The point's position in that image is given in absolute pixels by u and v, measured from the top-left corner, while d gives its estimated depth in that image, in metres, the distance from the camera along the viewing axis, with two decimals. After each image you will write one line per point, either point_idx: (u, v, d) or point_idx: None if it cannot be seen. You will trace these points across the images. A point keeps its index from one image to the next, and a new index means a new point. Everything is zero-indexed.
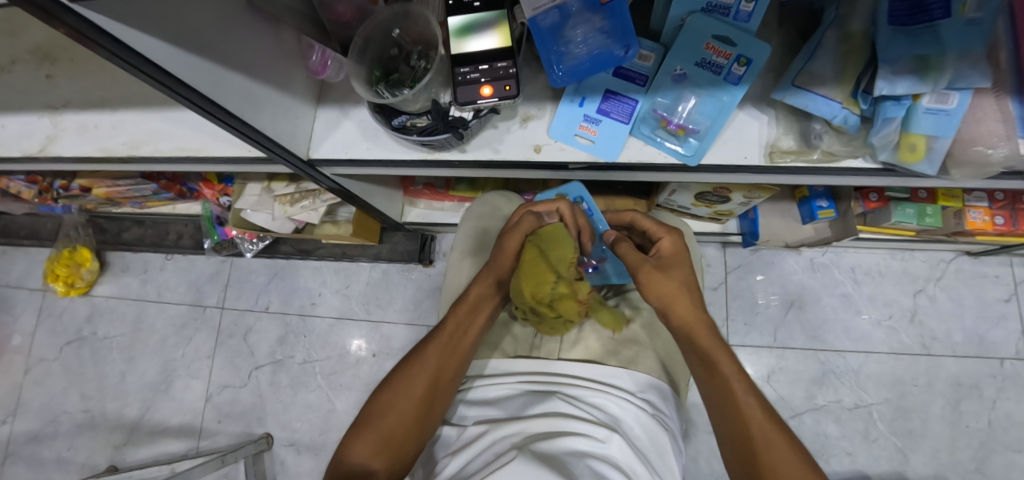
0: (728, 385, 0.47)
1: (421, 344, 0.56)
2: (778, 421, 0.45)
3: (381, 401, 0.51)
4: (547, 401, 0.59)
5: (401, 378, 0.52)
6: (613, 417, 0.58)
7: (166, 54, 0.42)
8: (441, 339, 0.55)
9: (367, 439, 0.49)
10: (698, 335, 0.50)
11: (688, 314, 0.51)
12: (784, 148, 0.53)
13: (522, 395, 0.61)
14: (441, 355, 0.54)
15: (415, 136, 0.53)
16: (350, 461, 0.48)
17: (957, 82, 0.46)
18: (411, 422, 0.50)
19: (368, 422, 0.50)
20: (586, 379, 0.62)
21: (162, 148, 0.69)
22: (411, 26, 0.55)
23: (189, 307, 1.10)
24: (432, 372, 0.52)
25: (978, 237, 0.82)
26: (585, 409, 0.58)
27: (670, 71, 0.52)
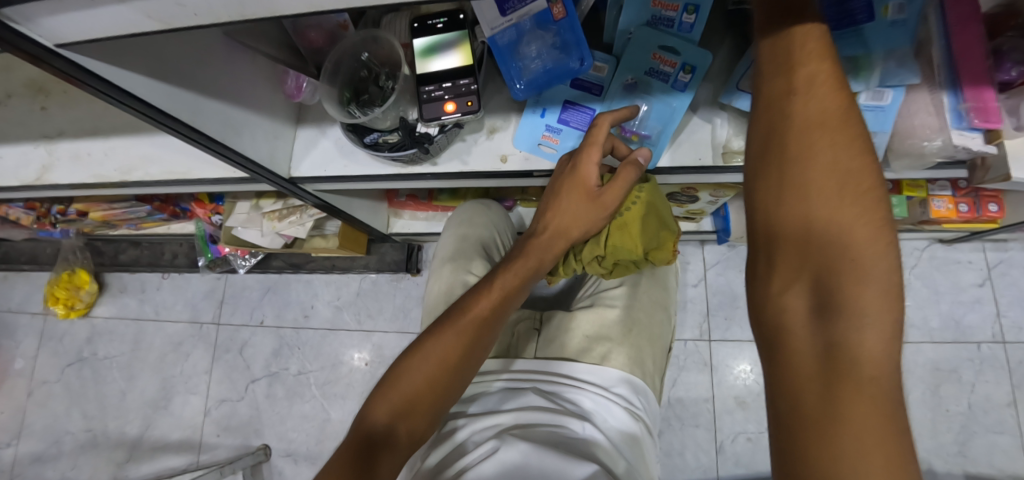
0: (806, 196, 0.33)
1: (462, 305, 0.53)
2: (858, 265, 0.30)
3: (411, 362, 0.49)
4: (522, 396, 0.62)
5: (433, 341, 0.50)
6: (586, 411, 0.62)
7: (149, 87, 0.46)
8: (483, 305, 0.52)
9: (390, 401, 0.47)
10: (809, 82, 0.35)
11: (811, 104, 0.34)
12: (735, 148, 0.55)
13: (498, 391, 0.64)
14: (476, 320, 0.51)
15: (385, 152, 0.56)
16: (371, 422, 0.46)
17: (889, 80, 0.49)
18: (439, 385, 0.48)
19: (403, 377, 0.48)
20: (561, 376, 0.65)
21: (152, 172, 0.72)
22: (379, 49, 0.58)
23: (186, 325, 1.13)
24: (471, 335, 0.50)
25: (944, 224, 0.85)
26: (559, 404, 0.61)
27: (623, 81, 0.56)
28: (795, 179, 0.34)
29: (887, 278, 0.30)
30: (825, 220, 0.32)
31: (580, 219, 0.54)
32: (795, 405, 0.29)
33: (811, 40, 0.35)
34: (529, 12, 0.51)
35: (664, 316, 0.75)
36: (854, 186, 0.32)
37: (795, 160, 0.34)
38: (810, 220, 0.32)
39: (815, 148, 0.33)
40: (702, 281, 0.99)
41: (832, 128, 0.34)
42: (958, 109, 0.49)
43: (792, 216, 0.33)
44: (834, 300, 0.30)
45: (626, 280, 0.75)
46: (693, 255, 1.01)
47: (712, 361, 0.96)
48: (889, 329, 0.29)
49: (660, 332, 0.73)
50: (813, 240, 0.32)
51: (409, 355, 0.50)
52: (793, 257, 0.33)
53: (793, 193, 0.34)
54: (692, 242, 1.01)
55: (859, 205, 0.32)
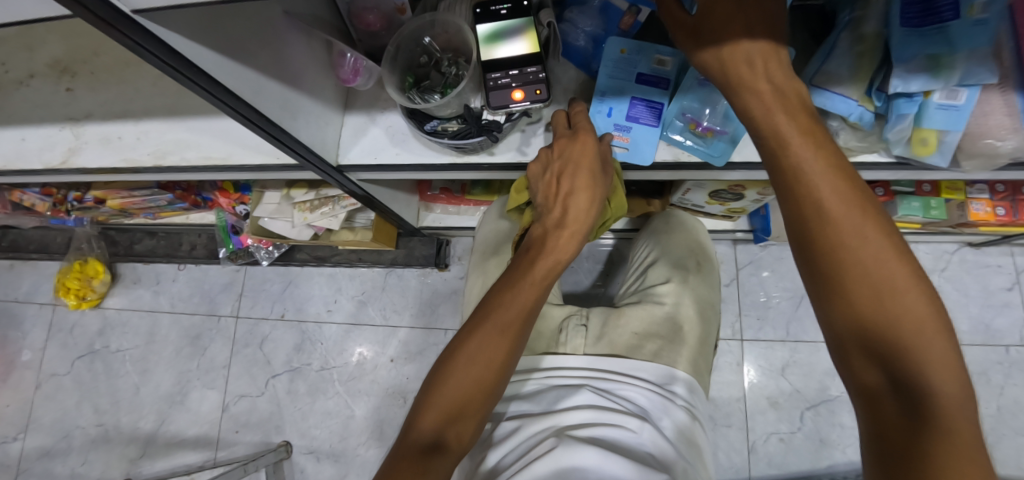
0: (855, 271, 0.33)
1: (490, 301, 0.50)
2: (912, 308, 0.32)
3: (450, 365, 0.46)
4: (578, 394, 0.61)
5: (475, 341, 0.46)
6: (641, 408, 0.62)
7: (214, 63, 0.44)
8: (521, 298, 0.49)
9: (439, 406, 0.44)
10: (792, 132, 0.37)
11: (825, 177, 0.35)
12: None
13: (551, 389, 0.63)
14: (520, 312, 0.48)
15: (448, 139, 0.54)
16: (417, 432, 0.44)
17: (967, 79, 0.48)
18: (485, 385, 0.45)
19: (446, 380, 0.45)
20: (613, 372, 0.65)
21: (188, 157, 0.70)
22: (440, 34, 0.57)
23: (203, 318, 1.10)
24: (517, 331, 0.47)
25: (981, 228, 0.85)
26: (615, 401, 0.61)
27: (694, 75, 0.55)
28: (837, 249, 0.34)
29: (942, 340, 0.31)
30: (886, 295, 0.32)
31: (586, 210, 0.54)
32: (894, 456, 0.30)
33: (766, 85, 0.38)
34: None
35: (713, 314, 0.74)
36: (887, 248, 0.33)
37: (813, 210, 0.35)
38: (864, 294, 0.33)
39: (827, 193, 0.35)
40: (734, 280, 0.99)
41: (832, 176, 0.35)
42: None
43: (837, 272, 0.34)
44: (895, 344, 0.31)
45: (674, 277, 0.75)
46: (725, 254, 1.01)
47: (744, 361, 0.95)
48: (951, 352, 0.31)
49: (708, 330, 0.73)
50: (857, 291, 0.33)
51: (451, 354, 0.47)
52: (854, 330, 0.33)
53: (839, 262, 0.34)
54: (723, 241, 1.01)
55: (900, 270, 0.33)
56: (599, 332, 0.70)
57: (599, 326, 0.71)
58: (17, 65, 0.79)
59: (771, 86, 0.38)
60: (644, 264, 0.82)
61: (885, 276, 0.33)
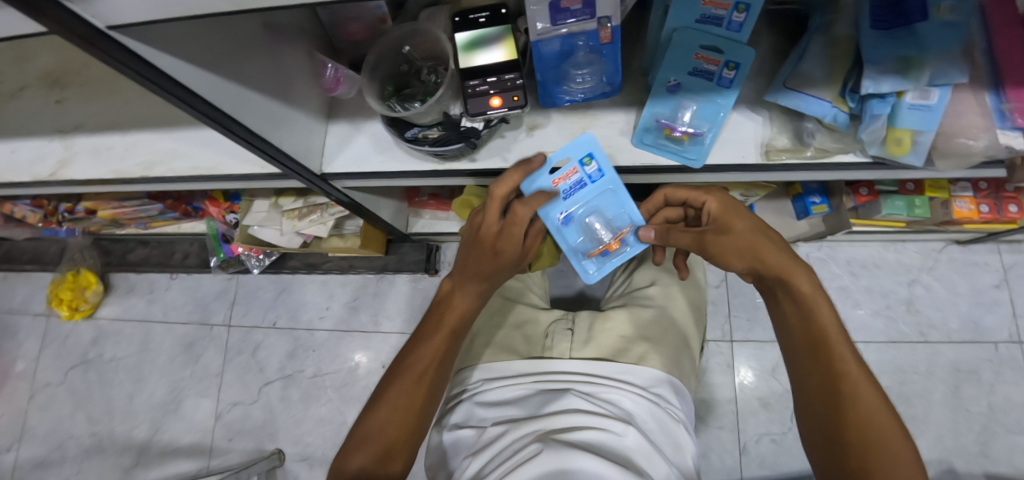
0: (856, 421, 0.44)
1: (413, 345, 0.55)
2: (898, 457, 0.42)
3: (375, 413, 0.51)
4: (562, 398, 0.62)
5: (396, 389, 0.52)
6: (626, 411, 0.63)
7: (195, 77, 0.45)
8: (437, 342, 0.54)
9: (369, 449, 0.49)
10: (817, 310, 0.49)
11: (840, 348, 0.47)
12: (779, 146, 0.56)
13: (536, 394, 0.65)
14: (434, 353, 0.53)
15: (428, 147, 0.55)
16: (348, 470, 0.48)
17: (938, 79, 0.48)
18: (409, 423, 0.50)
19: (369, 430, 0.50)
20: (597, 375, 0.65)
21: (176, 168, 0.70)
22: (420, 43, 0.57)
23: (197, 326, 1.10)
24: (434, 367, 0.53)
25: (966, 226, 0.86)
26: (599, 405, 0.62)
27: (665, 82, 0.55)
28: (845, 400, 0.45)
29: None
30: (878, 442, 0.42)
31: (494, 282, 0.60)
32: None
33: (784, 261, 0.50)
34: (581, 27, 0.52)
35: (698, 316, 0.76)
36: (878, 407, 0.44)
37: (828, 368, 0.46)
38: (866, 441, 0.43)
39: (842, 364, 0.46)
40: (723, 282, 1.00)
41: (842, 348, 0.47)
42: (1001, 109, 0.50)
43: (842, 422, 0.44)
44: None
45: (659, 279, 0.77)
46: None
47: (734, 362, 0.96)
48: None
49: (693, 332, 0.74)
50: (859, 435, 0.43)
51: (375, 403, 0.52)
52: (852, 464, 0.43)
53: (848, 412, 0.44)
54: None
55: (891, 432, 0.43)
56: (587, 335, 0.70)
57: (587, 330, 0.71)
58: (8, 77, 0.80)
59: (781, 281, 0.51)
60: (631, 267, 0.84)
61: (869, 426, 0.43)
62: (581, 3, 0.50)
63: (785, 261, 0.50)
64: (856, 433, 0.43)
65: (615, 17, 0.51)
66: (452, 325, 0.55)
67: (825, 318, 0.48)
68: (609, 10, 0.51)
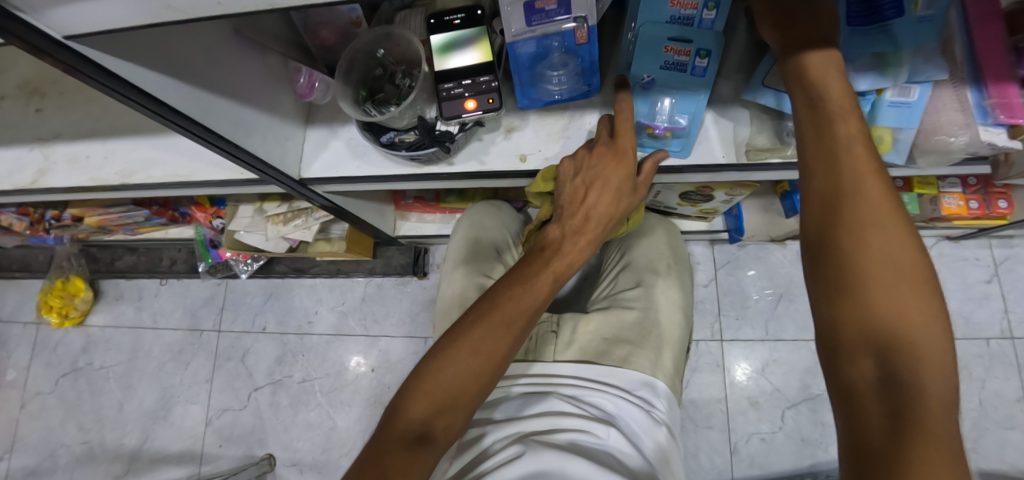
0: (862, 271, 0.33)
1: (504, 290, 0.48)
2: (914, 313, 0.32)
3: (448, 352, 0.45)
4: (545, 401, 0.62)
5: (476, 329, 0.46)
6: (609, 414, 0.62)
7: (160, 85, 0.44)
8: (538, 289, 0.48)
9: (427, 393, 0.44)
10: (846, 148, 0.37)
11: (863, 187, 0.35)
12: (759, 146, 0.55)
13: (519, 396, 0.64)
14: (529, 296, 0.48)
15: (403, 151, 0.55)
16: (405, 420, 0.43)
17: (917, 75, 0.49)
18: (480, 377, 0.44)
19: (435, 367, 0.45)
20: (581, 379, 0.65)
21: (154, 175, 0.70)
22: (394, 47, 0.57)
23: (186, 333, 1.10)
24: (520, 327, 0.46)
25: (955, 222, 0.85)
26: (581, 407, 0.61)
27: (639, 80, 0.53)
28: (850, 258, 0.34)
29: (940, 355, 0.30)
30: (885, 302, 0.32)
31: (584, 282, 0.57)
32: (869, 456, 0.29)
33: (861, 160, 0.36)
34: (554, 28, 0.51)
35: (681, 317, 0.74)
36: (907, 259, 0.33)
37: (842, 211, 0.35)
38: (870, 297, 0.33)
39: (864, 209, 0.35)
40: (712, 281, 0.99)
41: (904, 263, 0.33)
42: (983, 105, 0.49)
43: (845, 277, 0.34)
44: (895, 347, 0.31)
45: (643, 280, 0.76)
46: (702, 254, 1.01)
47: (723, 362, 0.95)
48: (946, 357, 0.30)
49: (678, 334, 0.72)
50: (859, 288, 0.33)
51: (451, 339, 0.46)
52: (854, 328, 0.33)
53: (849, 266, 0.34)
54: (701, 242, 1.01)
55: (915, 289, 0.32)
56: (569, 337, 0.70)
57: (569, 332, 0.71)
58: None
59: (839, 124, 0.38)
60: (617, 269, 0.83)
61: (874, 279, 0.33)
62: (556, 3, 0.50)
63: (851, 139, 0.37)
64: (894, 372, 0.31)
65: (591, 17, 0.51)
66: (557, 269, 0.50)
67: (862, 169, 0.36)
68: (584, 11, 0.50)
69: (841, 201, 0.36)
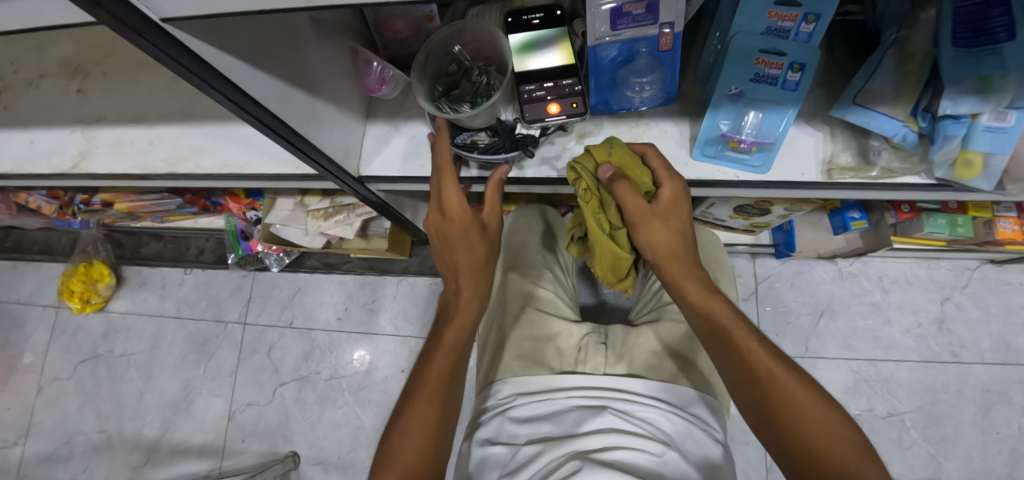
0: (774, 384, 0.42)
1: (418, 372, 0.48)
2: (821, 396, 0.41)
3: (390, 444, 0.44)
4: (599, 416, 0.60)
5: (407, 411, 0.45)
6: (664, 431, 0.61)
7: (240, 73, 0.42)
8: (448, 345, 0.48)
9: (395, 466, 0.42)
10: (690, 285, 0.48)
11: (724, 318, 0.46)
12: (842, 165, 0.53)
13: (571, 410, 0.62)
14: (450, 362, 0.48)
15: (479, 154, 0.53)
16: None
17: (1017, 101, 0.47)
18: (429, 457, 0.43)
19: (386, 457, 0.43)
20: (635, 394, 0.64)
21: (204, 164, 0.68)
22: (470, 41, 0.55)
23: (210, 324, 1.08)
24: (442, 393, 0.46)
25: (1007, 247, 0.84)
26: (638, 424, 0.59)
27: (726, 92, 0.51)
28: (766, 385, 0.42)
29: (845, 429, 0.40)
30: (798, 401, 0.41)
31: (665, 235, 0.48)
32: None
33: (694, 277, 0.49)
34: (641, 33, 0.49)
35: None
36: (780, 357, 0.44)
37: (736, 349, 0.44)
38: (795, 402, 0.41)
39: (747, 346, 0.44)
40: (752, 295, 0.98)
41: (782, 363, 0.43)
42: None
43: (768, 402, 0.42)
44: (819, 442, 0.39)
45: None
46: (743, 267, 1.00)
47: None
48: (854, 433, 0.40)
49: None
50: (780, 404, 0.41)
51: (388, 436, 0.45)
52: (797, 437, 0.40)
53: (768, 395, 0.42)
54: (742, 254, 1.00)
55: (801, 382, 0.42)
56: (620, 350, 0.70)
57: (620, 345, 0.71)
58: (27, 65, 0.78)
59: (681, 237, 0.49)
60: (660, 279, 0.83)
61: (783, 389, 0.41)
62: (644, 7, 0.47)
63: (688, 280, 0.48)
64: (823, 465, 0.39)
65: (678, 23, 0.48)
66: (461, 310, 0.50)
67: (718, 309, 0.47)
68: (672, 15, 0.48)
69: (728, 332, 0.45)
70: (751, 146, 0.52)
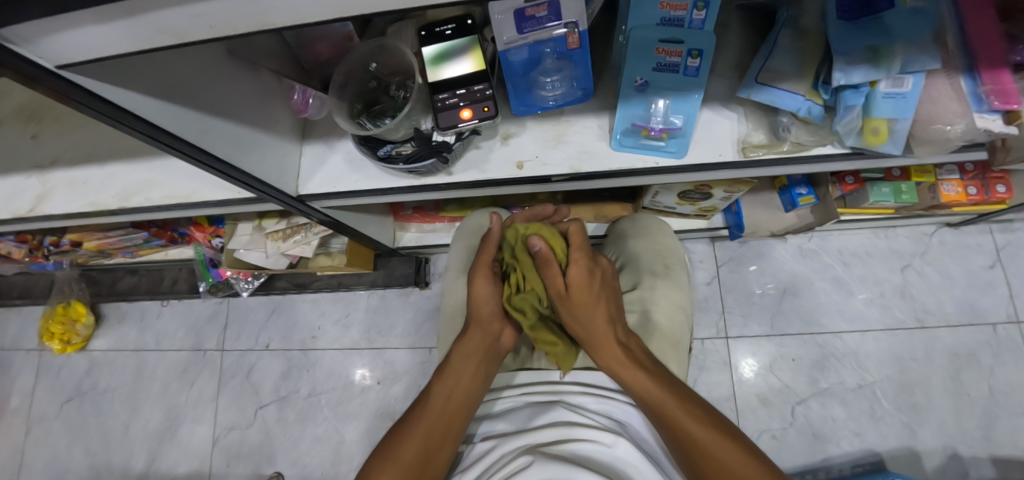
0: (709, 457, 0.46)
1: (407, 415, 0.54)
2: (753, 453, 0.46)
3: (377, 468, 0.49)
4: (551, 410, 0.61)
5: (395, 445, 0.51)
6: (617, 422, 0.62)
7: (155, 110, 0.44)
8: (438, 395, 0.54)
9: None
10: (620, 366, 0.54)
11: (660, 395, 0.51)
12: (755, 142, 0.55)
13: (526, 406, 0.64)
14: (438, 407, 0.53)
15: (401, 164, 0.54)
16: None
17: (911, 66, 0.48)
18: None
19: None
20: (590, 386, 0.65)
21: (154, 197, 0.69)
22: (388, 59, 0.57)
23: (189, 352, 1.09)
24: (424, 434, 0.51)
25: (955, 209, 0.85)
26: (589, 416, 0.61)
27: (633, 83, 0.53)
28: (704, 459, 0.46)
29: None
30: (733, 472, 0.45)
31: (584, 314, 0.56)
32: None
33: (620, 362, 0.54)
34: (546, 35, 0.52)
35: (684, 317, 0.74)
36: (713, 424, 0.48)
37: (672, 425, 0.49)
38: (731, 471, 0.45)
39: (682, 421, 0.48)
40: (714, 279, 0.99)
41: (716, 431, 0.47)
42: (978, 93, 0.49)
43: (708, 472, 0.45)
44: None
45: (641, 283, 0.76)
46: (704, 253, 1.01)
47: (731, 360, 0.95)
48: None
49: (681, 335, 0.73)
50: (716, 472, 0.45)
51: (369, 465, 0.51)
52: None
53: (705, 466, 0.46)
54: (701, 240, 1.01)
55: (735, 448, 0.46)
56: None
57: None
58: None
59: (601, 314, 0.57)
60: None
61: (721, 460, 0.45)
62: (546, 10, 0.50)
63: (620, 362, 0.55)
64: None
65: (581, 22, 0.51)
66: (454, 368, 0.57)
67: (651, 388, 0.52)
68: (575, 15, 0.50)
69: (660, 409, 0.50)
70: (662, 132, 0.54)
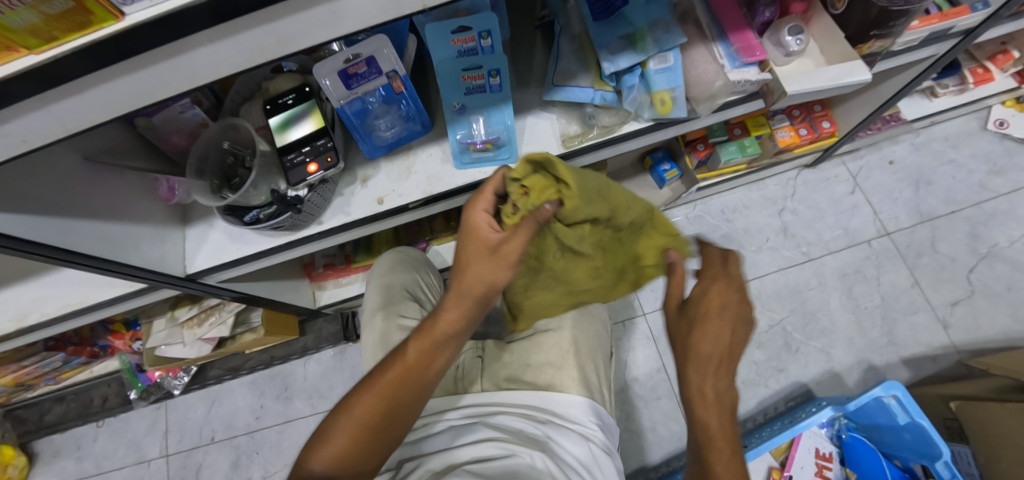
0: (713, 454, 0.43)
1: (385, 363, 0.49)
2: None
3: (337, 418, 0.48)
4: (476, 430, 0.62)
5: (358, 398, 0.48)
6: (543, 436, 0.62)
7: (12, 223, 0.46)
8: (412, 352, 0.48)
9: (332, 445, 0.46)
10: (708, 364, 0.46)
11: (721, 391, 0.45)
12: (572, 133, 0.63)
13: (452, 427, 0.64)
14: (413, 366, 0.48)
15: (265, 223, 0.60)
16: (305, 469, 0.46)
17: (665, 44, 0.58)
18: (363, 445, 0.46)
19: (326, 435, 0.47)
20: (516, 405, 0.66)
21: (49, 311, 0.71)
22: (238, 135, 0.64)
23: (133, 467, 1.06)
24: (389, 396, 0.47)
25: (796, 151, 0.97)
26: (514, 434, 0.62)
27: (452, 108, 0.62)
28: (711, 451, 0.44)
29: None
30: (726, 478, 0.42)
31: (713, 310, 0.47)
32: None
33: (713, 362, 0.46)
34: (372, 85, 0.59)
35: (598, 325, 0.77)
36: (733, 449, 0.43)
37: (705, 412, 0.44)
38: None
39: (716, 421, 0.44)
40: None
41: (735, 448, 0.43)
42: (732, 52, 0.60)
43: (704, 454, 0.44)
44: None
45: None
46: None
47: (653, 333, 1.01)
48: None
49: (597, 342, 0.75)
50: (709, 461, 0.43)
51: (336, 411, 0.48)
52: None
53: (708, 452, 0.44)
54: None
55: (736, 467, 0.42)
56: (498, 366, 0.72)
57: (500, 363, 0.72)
58: None
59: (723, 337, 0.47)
60: None
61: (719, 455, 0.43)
62: (364, 66, 0.58)
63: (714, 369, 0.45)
64: None
65: (400, 69, 0.58)
66: (432, 332, 0.49)
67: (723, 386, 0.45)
68: (392, 65, 0.58)
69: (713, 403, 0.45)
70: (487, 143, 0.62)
